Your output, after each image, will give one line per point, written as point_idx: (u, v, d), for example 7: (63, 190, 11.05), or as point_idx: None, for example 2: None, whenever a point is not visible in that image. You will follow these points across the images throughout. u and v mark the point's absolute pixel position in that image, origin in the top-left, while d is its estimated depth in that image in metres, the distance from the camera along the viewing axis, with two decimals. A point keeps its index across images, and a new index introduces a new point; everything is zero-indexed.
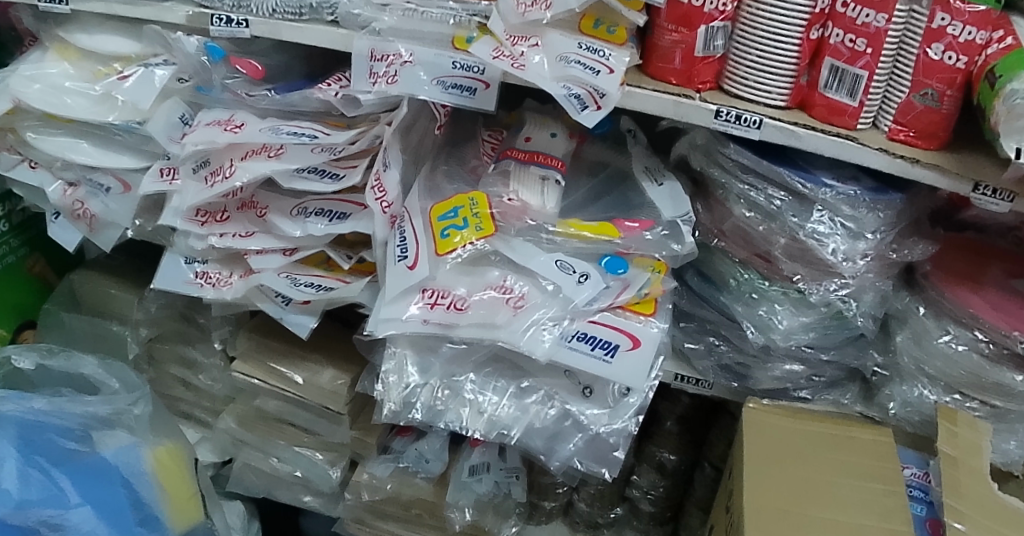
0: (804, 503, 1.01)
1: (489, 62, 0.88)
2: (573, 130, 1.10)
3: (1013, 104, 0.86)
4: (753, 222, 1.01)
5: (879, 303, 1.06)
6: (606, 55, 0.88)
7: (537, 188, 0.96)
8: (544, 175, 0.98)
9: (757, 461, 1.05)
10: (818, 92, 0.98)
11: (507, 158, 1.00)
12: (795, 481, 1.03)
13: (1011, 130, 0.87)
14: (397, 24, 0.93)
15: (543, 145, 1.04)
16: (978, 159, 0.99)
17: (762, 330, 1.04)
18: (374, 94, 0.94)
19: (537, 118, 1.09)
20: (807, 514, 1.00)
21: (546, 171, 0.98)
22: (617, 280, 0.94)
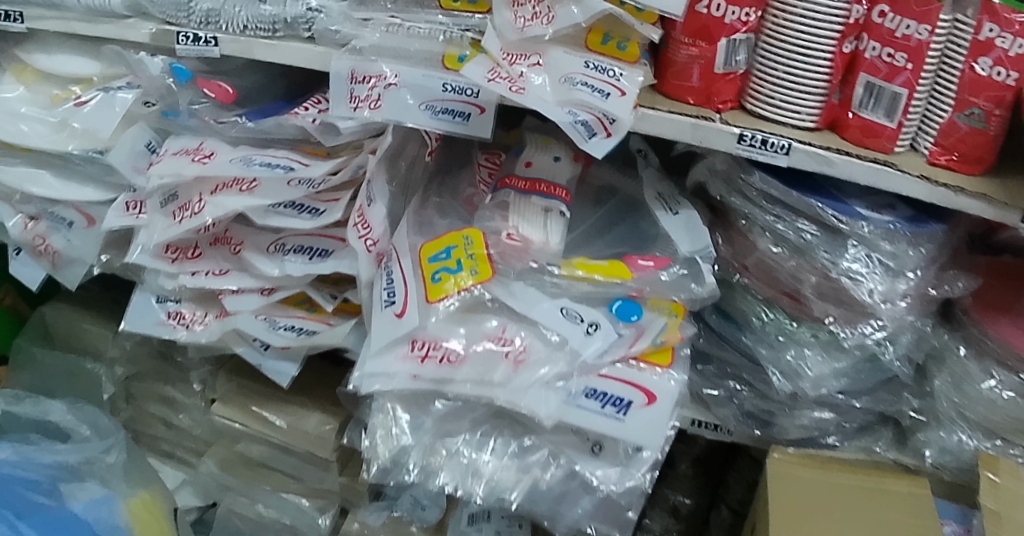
0: None
1: (483, 85, 0.77)
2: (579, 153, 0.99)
3: None
4: (779, 258, 0.90)
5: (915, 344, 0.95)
6: (617, 75, 0.77)
7: (540, 222, 0.87)
8: (546, 207, 0.89)
9: (783, 523, 0.94)
10: (851, 112, 0.87)
11: (506, 188, 0.90)
12: None
13: None
14: (379, 42, 0.83)
15: (546, 171, 0.93)
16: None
17: (790, 377, 0.94)
18: (355, 121, 0.84)
19: (539, 138, 0.98)
20: None
21: (548, 202, 0.89)
22: (630, 328, 0.83)
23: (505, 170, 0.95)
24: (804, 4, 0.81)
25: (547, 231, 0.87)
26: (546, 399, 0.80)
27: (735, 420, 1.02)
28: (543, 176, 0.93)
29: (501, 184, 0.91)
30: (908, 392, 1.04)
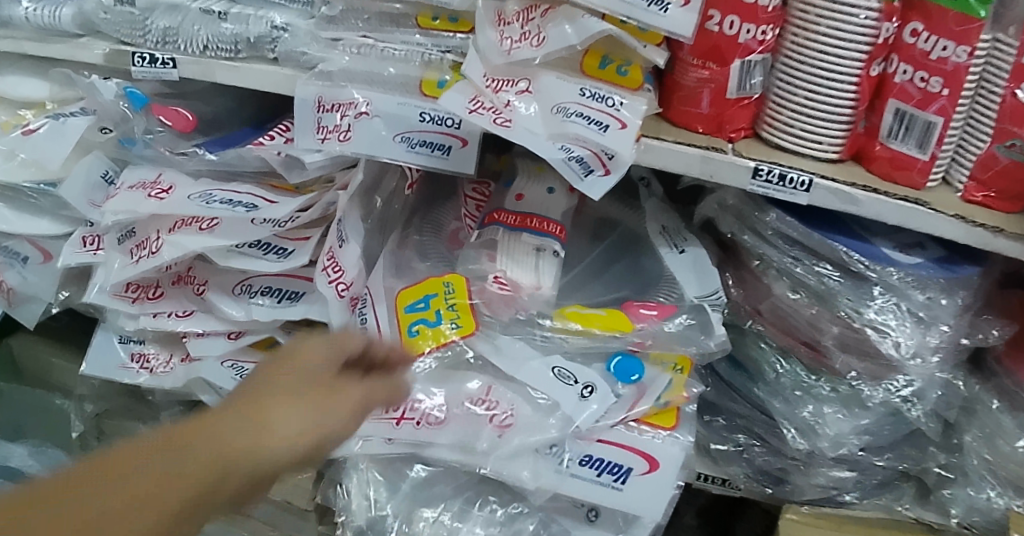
0: None
1: (463, 117, 0.67)
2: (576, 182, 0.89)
3: None
4: (795, 303, 0.79)
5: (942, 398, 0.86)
6: (616, 104, 0.67)
7: (531, 263, 0.77)
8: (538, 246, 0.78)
9: None
10: (879, 143, 0.78)
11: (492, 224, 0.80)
12: None
13: None
14: (349, 65, 0.74)
15: (538, 206, 0.84)
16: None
17: (807, 434, 0.82)
18: (323, 154, 0.75)
19: (531, 166, 0.88)
20: None
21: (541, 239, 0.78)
22: (629, 388, 0.73)
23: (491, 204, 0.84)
24: (826, 22, 0.72)
25: (539, 274, 0.77)
26: (531, 466, 0.72)
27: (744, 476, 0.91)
28: (532, 211, 0.83)
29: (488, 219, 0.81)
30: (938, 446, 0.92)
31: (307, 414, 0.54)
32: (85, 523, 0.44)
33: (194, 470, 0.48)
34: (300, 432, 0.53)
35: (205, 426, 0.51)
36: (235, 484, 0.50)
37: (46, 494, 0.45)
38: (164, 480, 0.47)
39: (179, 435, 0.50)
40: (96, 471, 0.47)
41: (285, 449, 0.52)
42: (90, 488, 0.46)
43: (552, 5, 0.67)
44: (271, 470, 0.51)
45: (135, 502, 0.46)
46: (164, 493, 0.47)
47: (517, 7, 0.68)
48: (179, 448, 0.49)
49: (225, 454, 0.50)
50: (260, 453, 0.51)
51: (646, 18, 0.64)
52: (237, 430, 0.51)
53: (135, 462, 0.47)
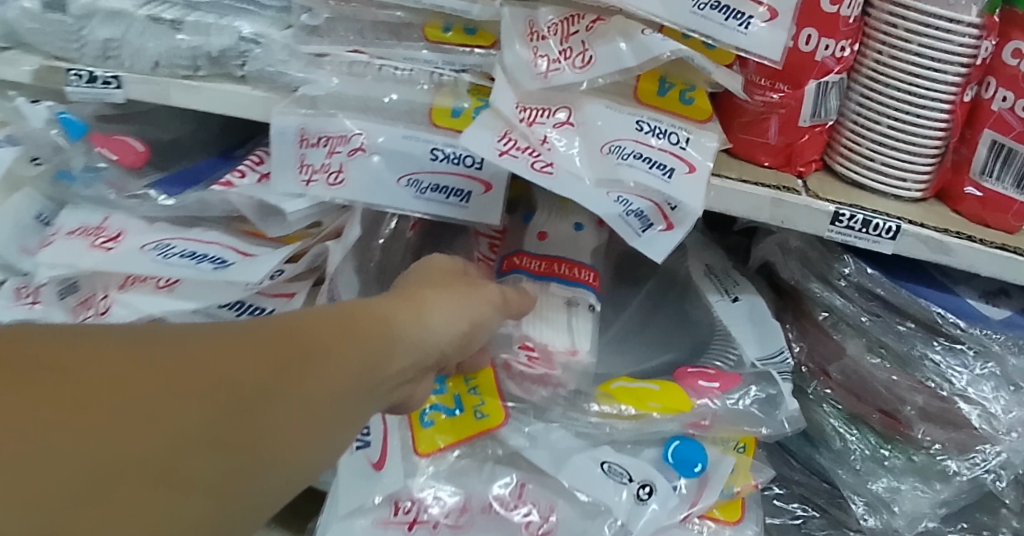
0: None
1: (493, 161, 0.52)
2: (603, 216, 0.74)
3: None
4: (873, 368, 0.66)
5: None
6: (682, 141, 0.54)
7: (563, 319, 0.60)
8: (567, 299, 0.66)
9: None
10: (969, 182, 0.62)
11: (515, 271, 0.67)
12: None
13: None
14: (338, 89, 0.59)
15: (568, 249, 0.70)
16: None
17: (878, 511, 0.67)
18: (308, 201, 0.60)
19: (554, 199, 0.74)
20: None
21: (571, 292, 0.66)
22: (692, 482, 0.61)
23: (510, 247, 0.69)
24: (921, 38, 0.58)
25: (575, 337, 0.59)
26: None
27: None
28: (561, 255, 0.69)
29: (507, 267, 0.68)
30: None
31: (433, 314, 0.48)
32: (234, 395, 0.34)
33: (338, 352, 0.40)
34: (430, 334, 0.47)
35: (332, 312, 0.42)
36: (385, 364, 0.43)
37: (164, 354, 0.34)
38: (310, 345, 0.39)
39: (310, 318, 0.41)
40: (227, 336, 0.36)
41: (421, 353, 0.46)
42: (224, 356, 0.35)
43: (600, 15, 0.53)
44: (408, 364, 0.45)
45: (274, 381, 0.36)
46: (311, 386, 0.37)
47: (553, 16, 0.54)
48: (318, 317, 0.41)
49: (366, 341, 0.42)
50: (397, 342, 0.44)
51: (721, 34, 0.51)
52: (374, 319, 0.44)
53: (264, 335, 0.38)
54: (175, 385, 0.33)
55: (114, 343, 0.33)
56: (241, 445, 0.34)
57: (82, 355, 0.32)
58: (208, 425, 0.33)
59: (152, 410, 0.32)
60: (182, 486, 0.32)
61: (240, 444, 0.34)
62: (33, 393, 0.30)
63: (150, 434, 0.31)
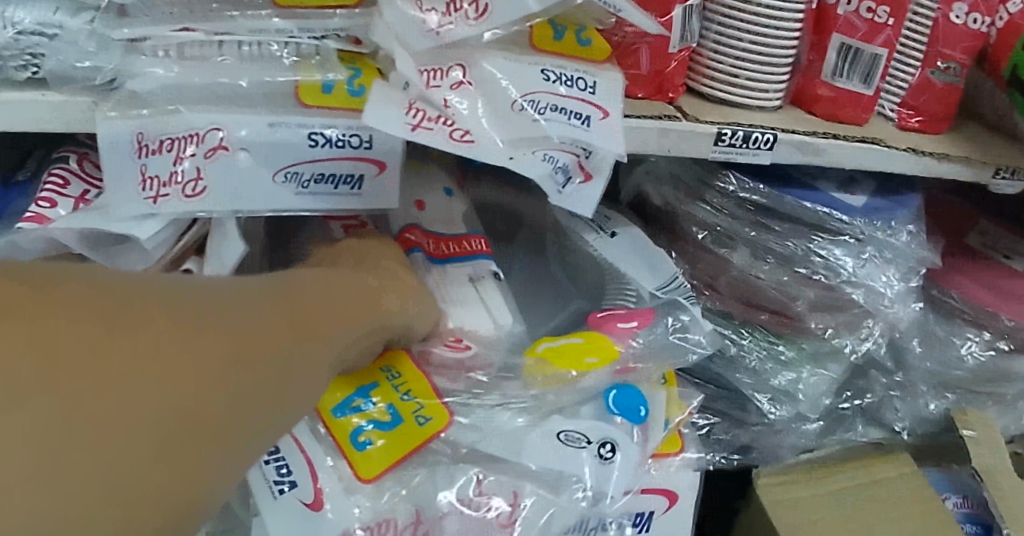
0: None
1: (405, 138, 0.47)
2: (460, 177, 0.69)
3: None
4: (760, 273, 0.69)
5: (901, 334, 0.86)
6: (591, 86, 0.51)
7: (478, 303, 0.60)
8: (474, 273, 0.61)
9: None
10: (822, 83, 0.66)
11: (413, 250, 0.61)
12: None
13: None
14: (178, 79, 0.48)
15: (445, 216, 0.64)
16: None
17: (783, 401, 0.74)
18: (161, 220, 0.49)
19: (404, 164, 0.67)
20: None
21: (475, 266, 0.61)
22: (640, 428, 0.59)
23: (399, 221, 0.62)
24: None
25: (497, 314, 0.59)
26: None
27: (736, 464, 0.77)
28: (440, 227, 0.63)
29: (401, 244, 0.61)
30: (879, 368, 0.90)
31: (378, 300, 0.49)
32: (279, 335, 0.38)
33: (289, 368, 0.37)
34: (359, 337, 0.46)
35: (279, 306, 0.40)
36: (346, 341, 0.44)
37: (222, 292, 0.38)
38: (303, 318, 0.41)
39: (266, 324, 0.38)
40: (249, 306, 0.38)
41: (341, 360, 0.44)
42: (233, 341, 0.35)
43: None
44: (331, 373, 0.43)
45: (285, 344, 0.38)
46: (313, 345, 0.41)
47: None
48: (297, 303, 0.41)
49: (332, 322, 0.43)
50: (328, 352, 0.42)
51: None
52: (337, 305, 0.45)
53: (238, 334, 0.35)
54: (210, 362, 0.33)
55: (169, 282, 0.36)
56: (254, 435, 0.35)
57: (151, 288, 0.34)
58: (229, 419, 0.33)
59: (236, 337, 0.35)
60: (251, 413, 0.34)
61: (253, 419, 0.34)
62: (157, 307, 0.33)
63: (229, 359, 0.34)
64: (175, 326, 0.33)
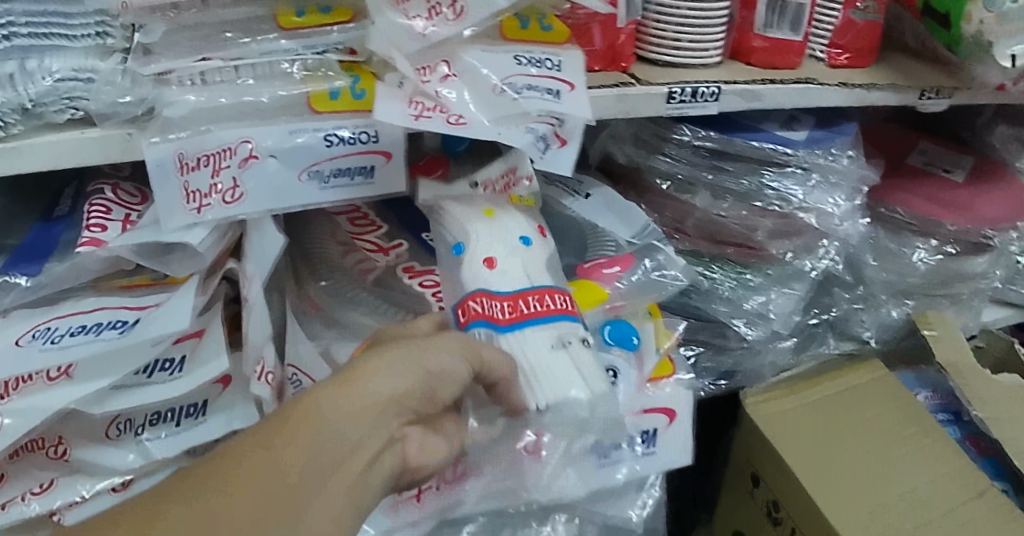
0: (882, 492, 0.87)
1: (411, 126, 0.55)
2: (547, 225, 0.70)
3: (981, 39, 0.81)
4: (721, 211, 0.79)
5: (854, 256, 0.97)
6: (557, 64, 0.60)
7: (573, 373, 0.59)
8: (558, 339, 0.60)
9: (821, 482, 0.87)
10: (756, 36, 0.77)
11: (482, 318, 0.60)
12: (859, 468, 0.88)
13: (976, 62, 0.84)
14: (206, 103, 0.56)
15: (517, 264, 0.63)
16: (915, 66, 0.90)
17: (757, 323, 0.83)
18: (204, 227, 0.57)
19: (476, 213, 0.66)
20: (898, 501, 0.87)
21: (558, 329, 0.60)
22: (636, 355, 0.69)
23: (474, 266, 0.63)
24: None
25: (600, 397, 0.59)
26: (585, 476, 0.64)
27: (723, 387, 0.88)
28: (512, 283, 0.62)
29: (472, 308, 0.61)
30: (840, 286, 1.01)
31: (397, 375, 0.54)
32: (294, 447, 0.50)
33: (305, 453, 0.50)
34: (403, 388, 0.54)
35: (301, 420, 0.51)
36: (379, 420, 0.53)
37: (258, 431, 0.51)
38: (326, 418, 0.51)
39: (282, 442, 0.50)
40: (271, 433, 0.50)
41: (392, 421, 0.54)
42: (247, 469, 0.49)
43: None
44: (379, 439, 0.53)
45: (300, 453, 0.50)
46: (333, 438, 0.51)
47: None
48: (322, 407, 0.51)
49: (358, 411, 0.52)
50: (362, 419, 0.52)
51: None
52: (367, 390, 0.53)
53: (260, 440, 0.50)
54: (221, 490, 0.48)
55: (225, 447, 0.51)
56: (284, 507, 0.48)
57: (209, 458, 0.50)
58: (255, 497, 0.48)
59: (252, 466, 0.49)
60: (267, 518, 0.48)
61: (274, 521, 0.48)
62: (204, 463, 0.50)
63: (243, 481, 0.48)
64: (202, 474, 0.49)
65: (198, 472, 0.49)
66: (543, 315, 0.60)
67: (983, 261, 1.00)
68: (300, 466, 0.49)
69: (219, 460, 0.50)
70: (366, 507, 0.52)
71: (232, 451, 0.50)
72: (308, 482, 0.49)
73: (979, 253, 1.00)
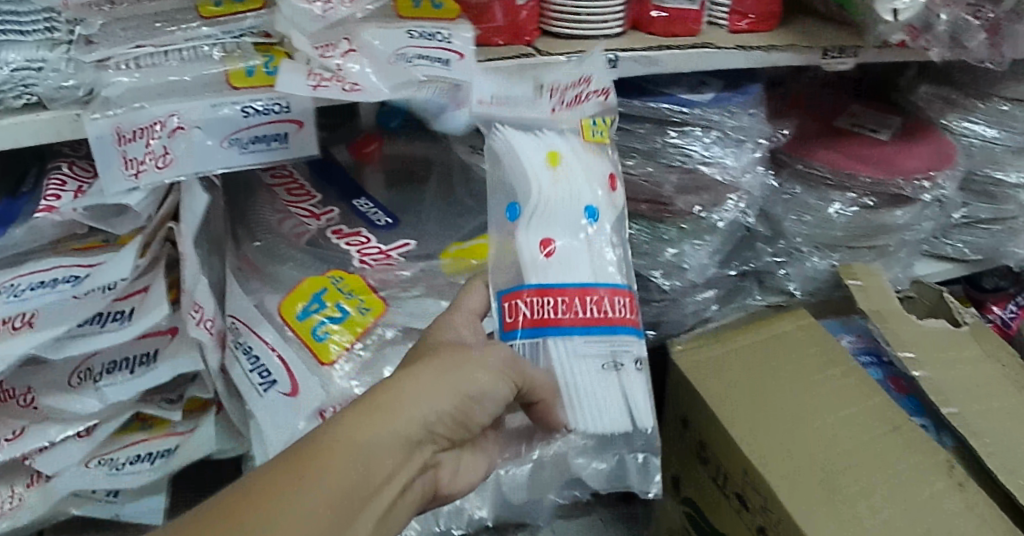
0: (813, 443, 0.92)
1: (310, 95, 0.64)
2: (613, 173, 0.77)
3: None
4: (630, 169, 0.86)
5: (765, 200, 1.06)
6: (447, 37, 0.68)
7: (621, 399, 0.70)
8: (609, 359, 0.69)
9: (767, 433, 0.93)
10: (653, 7, 0.84)
11: (526, 328, 0.68)
12: (783, 416, 0.95)
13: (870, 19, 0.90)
14: (138, 83, 0.65)
15: (574, 254, 0.69)
16: (820, 28, 0.96)
17: (673, 273, 0.91)
18: (142, 190, 0.66)
19: (540, 159, 0.72)
20: (841, 447, 0.92)
21: (613, 349, 0.69)
22: None
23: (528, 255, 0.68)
24: None
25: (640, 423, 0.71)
26: (622, 475, 0.76)
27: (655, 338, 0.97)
28: (571, 278, 0.69)
29: (521, 314, 0.68)
30: (762, 240, 1.09)
31: (430, 403, 0.59)
32: (346, 475, 0.54)
33: (354, 480, 0.54)
34: (440, 410, 0.60)
35: (346, 445, 0.55)
36: (412, 443, 0.58)
37: (303, 456, 0.54)
38: (369, 444, 0.56)
39: (333, 469, 0.53)
40: (318, 459, 0.53)
41: (427, 442, 0.60)
42: (303, 497, 0.51)
43: None
44: (416, 460, 0.59)
45: (350, 481, 0.54)
46: (377, 464, 0.56)
47: None
48: (363, 432, 0.56)
49: (394, 438, 0.57)
50: (409, 444, 0.58)
51: None
52: (403, 417, 0.58)
53: (311, 459, 0.53)
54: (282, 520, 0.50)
55: (269, 473, 0.52)
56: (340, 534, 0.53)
57: (256, 485, 0.51)
58: (327, 521, 0.52)
59: (308, 493, 0.52)
60: None
61: None
62: (252, 489, 0.51)
63: (303, 512, 0.51)
64: (257, 503, 0.50)
65: (249, 503, 0.50)
66: (597, 324, 0.68)
67: (902, 212, 1.06)
68: (350, 492, 0.54)
69: (271, 488, 0.51)
70: (393, 526, 0.59)
71: (285, 478, 0.52)
72: (356, 505, 0.54)
73: (898, 205, 1.06)
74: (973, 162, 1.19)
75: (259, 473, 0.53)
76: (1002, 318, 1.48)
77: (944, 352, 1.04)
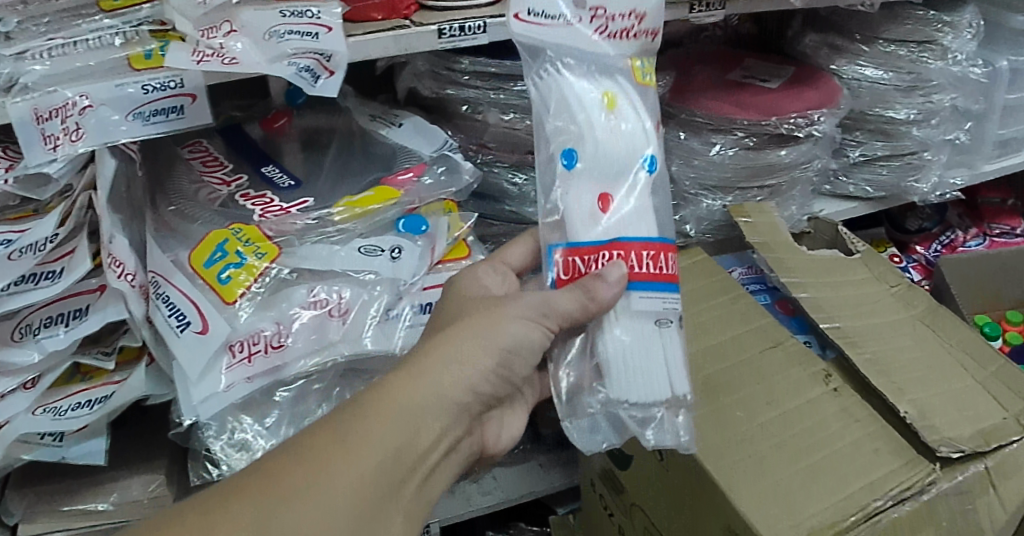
0: (747, 373, 1.01)
1: (195, 68, 0.75)
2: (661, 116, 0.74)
3: None
4: (510, 124, 0.96)
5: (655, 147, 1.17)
6: (316, 13, 0.78)
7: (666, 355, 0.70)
8: (659, 316, 0.70)
9: (705, 358, 1.03)
10: None
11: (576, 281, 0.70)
12: (731, 358, 1.03)
13: None
14: (50, 70, 0.75)
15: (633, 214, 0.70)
16: None
17: None
18: (60, 160, 0.76)
19: (597, 108, 0.70)
20: (768, 376, 1.00)
21: (665, 306, 0.70)
22: (424, 238, 0.87)
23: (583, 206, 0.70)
24: None
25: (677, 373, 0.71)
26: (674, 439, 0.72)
27: None
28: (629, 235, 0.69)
29: (573, 270, 0.70)
30: None
31: (463, 368, 0.67)
32: (386, 439, 0.63)
33: (396, 441, 0.63)
34: (476, 373, 0.68)
35: (387, 411, 0.64)
36: (450, 408, 0.67)
37: (346, 421, 0.63)
38: (408, 409, 0.64)
39: (374, 433, 0.63)
40: (360, 424, 0.63)
41: (471, 404, 0.69)
42: (345, 458, 0.61)
43: None
44: (456, 422, 0.68)
45: (391, 443, 0.63)
46: (416, 427, 0.64)
47: None
48: (402, 398, 0.65)
49: (434, 404, 0.66)
50: (448, 407, 0.67)
51: None
52: (439, 384, 0.66)
53: (357, 423, 0.63)
54: (327, 476, 0.60)
55: (316, 436, 0.62)
56: (383, 489, 0.62)
57: (305, 447, 0.61)
58: (369, 477, 0.61)
59: (350, 455, 0.61)
60: (366, 496, 0.61)
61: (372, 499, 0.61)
62: (304, 450, 0.61)
63: (345, 470, 0.60)
64: (306, 462, 0.60)
65: (300, 460, 0.60)
66: (653, 281, 0.69)
67: (786, 152, 1.17)
68: (391, 452, 0.63)
69: (319, 449, 0.61)
70: (434, 484, 0.68)
71: (331, 440, 0.62)
72: (398, 466, 0.63)
73: (783, 144, 1.17)
74: (861, 102, 1.27)
75: (308, 435, 0.62)
76: (925, 257, 1.51)
77: (826, 276, 1.12)
